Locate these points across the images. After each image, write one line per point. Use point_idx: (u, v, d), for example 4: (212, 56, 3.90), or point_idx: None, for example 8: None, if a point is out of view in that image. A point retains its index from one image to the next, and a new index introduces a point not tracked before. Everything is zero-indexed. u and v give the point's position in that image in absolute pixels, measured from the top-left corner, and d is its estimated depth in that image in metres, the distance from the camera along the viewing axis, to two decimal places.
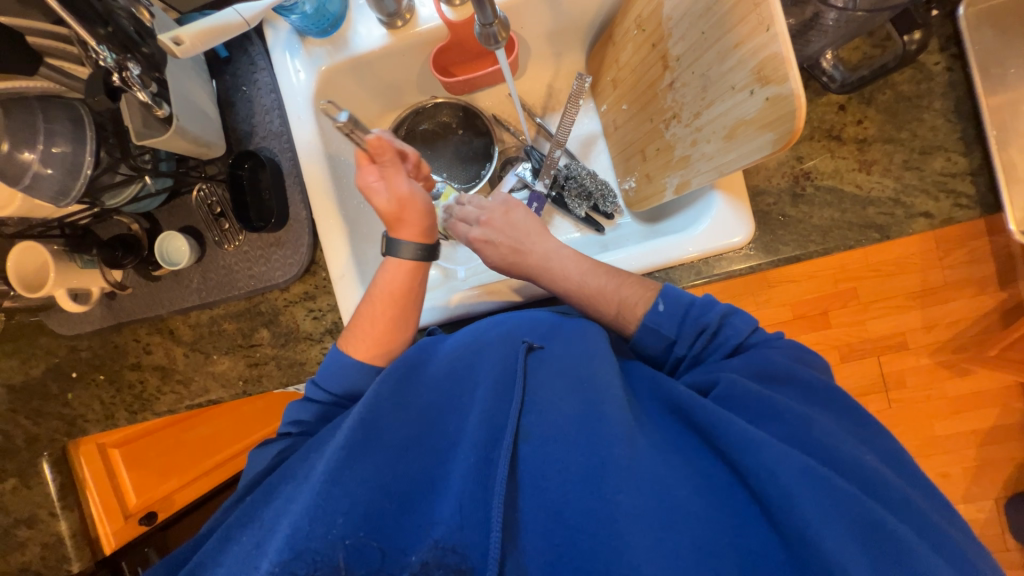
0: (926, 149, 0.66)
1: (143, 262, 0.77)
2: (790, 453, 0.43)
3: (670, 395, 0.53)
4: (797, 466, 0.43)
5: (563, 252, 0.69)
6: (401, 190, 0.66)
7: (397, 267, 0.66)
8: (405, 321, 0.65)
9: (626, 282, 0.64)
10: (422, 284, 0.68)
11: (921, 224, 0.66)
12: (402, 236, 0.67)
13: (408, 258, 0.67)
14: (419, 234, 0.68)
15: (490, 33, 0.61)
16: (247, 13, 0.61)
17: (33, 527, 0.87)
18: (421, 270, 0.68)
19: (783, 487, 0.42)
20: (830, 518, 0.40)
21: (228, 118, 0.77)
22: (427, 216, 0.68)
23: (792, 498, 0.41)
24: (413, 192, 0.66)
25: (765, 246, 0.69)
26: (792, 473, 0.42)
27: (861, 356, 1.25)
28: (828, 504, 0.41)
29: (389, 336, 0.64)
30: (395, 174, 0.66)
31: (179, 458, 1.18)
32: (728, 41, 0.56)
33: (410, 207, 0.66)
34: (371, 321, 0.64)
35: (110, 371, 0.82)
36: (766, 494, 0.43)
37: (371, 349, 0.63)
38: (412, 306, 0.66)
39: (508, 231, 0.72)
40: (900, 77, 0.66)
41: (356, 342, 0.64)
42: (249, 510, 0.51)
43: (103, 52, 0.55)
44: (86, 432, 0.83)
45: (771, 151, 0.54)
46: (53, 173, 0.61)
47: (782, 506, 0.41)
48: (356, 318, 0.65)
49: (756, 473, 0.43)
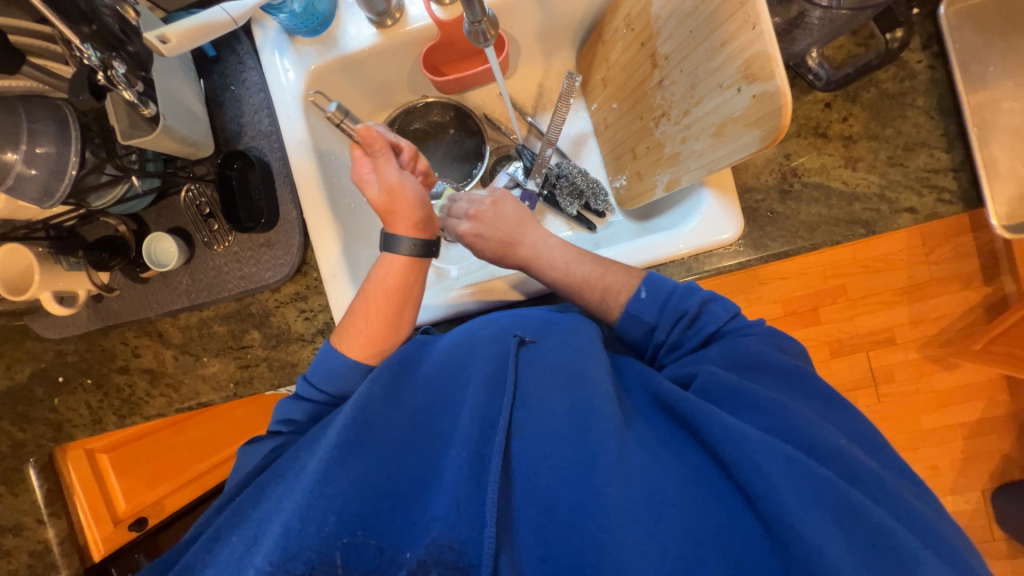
0: (910, 146, 0.67)
1: (130, 264, 0.76)
2: (770, 445, 0.44)
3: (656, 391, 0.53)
4: (782, 462, 0.43)
5: (550, 245, 0.69)
6: (391, 180, 0.66)
7: (392, 263, 0.66)
8: (399, 319, 0.65)
9: (617, 273, 0.64)
10: (418, 279, 0.67)
11: (906, 219, 0.67)
12: (399, 229, 0.67)
13: (403, 254, 0.66)
14: (413, 226, 0.67)
15: (479, 30, 0.61)
16: (235, 12, 0.60)
17: (19, 534, 0.85)
18: (418, 266, 0.67)
19: (768, 478, 0.42)
20: (819, 508, 0.41)
21: (216, 117, 0.77)
22: (421, 208, 0.67)
23: (775, 487, 0.42)
24: (401, 181, 0.66)
25: (754, 243, 0.69)
26: (780, 465, 0.43)
27: (851, 352, 1.27)
28: (817, 494, 0.42)
29: (384, 332, 0.64)
30: (386, 163, 0.66)
31: (171, 462, 1.17)
32: (715, 39, 0.57)
33: (401, 197, 0.66)
34: (365, 318, 0.64)
35: (98, 375, 0.81)
36: (752, 486, 0.43)
37: (364, 349, 0.63)
38: (408, 301, 0.66)
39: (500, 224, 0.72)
40: (883, 75, 0.68)
41: (350, 340, 0.63)
42: (237, 511, 0.51)
43: (88, 51, 0.53)
44: (73, 437, 0.82)
45: (759, 148, 0.55)
46: (37, 173, 0.60)
47: (764, 499, 0.42)
48: (351, 315, 0.65)
49: (741, 465, 0.44)
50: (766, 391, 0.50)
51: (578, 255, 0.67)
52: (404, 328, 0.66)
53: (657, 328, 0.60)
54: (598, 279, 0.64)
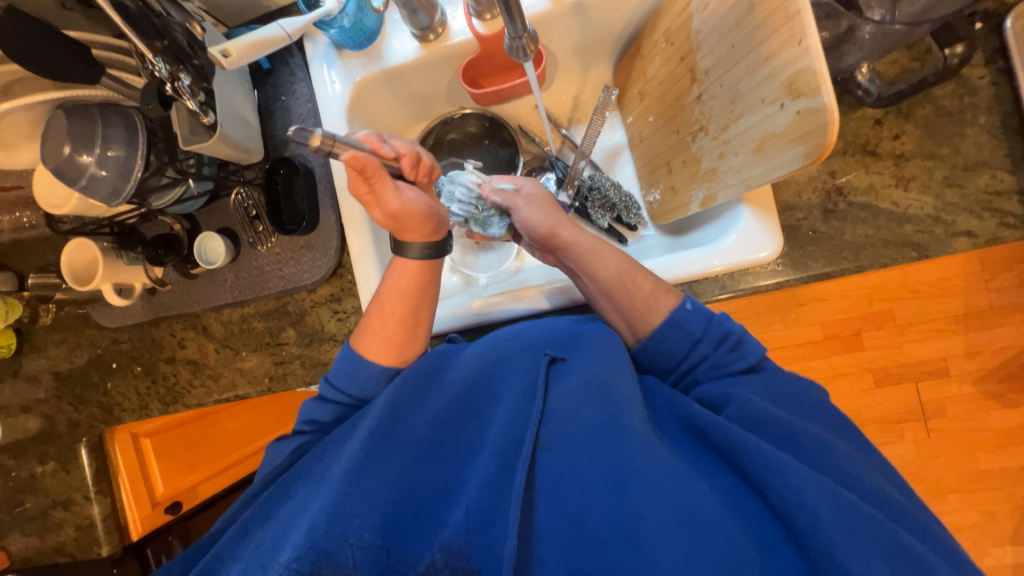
0: (969, 166, 0.63)
1: (182, 261, 0.81)
2: (815, 480, 0.43)
3: (686, 414, 0.52)
4: (830, 499, 0.42)
5: (584, 235, 0.68)
6: (394, 205, 0.61)
7: (404, 267, 0.66)
8: (416, 319, 0.66)
9: (609, 258, 0.65)
10: (432, 280, 0.68)
11: (963, 243, 0.63)
12: (407, 238, 0.65)
13: (415, 258, 0.66)
14: (425, 235, 0.66)
15: (519, 46, 0.63)
16: (289, 28, 0.63)
17: (70, 509, 0.91)
18: (431, 268, 0.67)
19: (816, 512, 0.41)
20: (862, 548, 0.40)
21: (266, 126, 0.81)
22: (430, 221, 0.64)
23: (820, 519, 0.41)
24: (406, 203, 0.61)
25: (794, 262, 0.67)
26: (822, 500, 0.42)
27: (897, 382, 1.19)
28: (859, 534, 0.41)
29: (401, 333, 0.64)
30: (384, 188, 0.60)
31: (206, 452, 1.24)
32: (759, 53, 0.56)
33: (409, 217, 0.62)
34: (381, 320, 0.65)
35: (146, 363, 0.86)
36: (792, 518, 0.42)
37: (381, 347, 0.64)
38: (422, 302, 0.66)
39: (533, 211, 0.71)
40: (941, 92, 0.64)
41: (367, 342, 0.64)
42: (264, 506, 0.53)
43: (158, 64, 0.58)
44: (122, 421, 0.87)
45: (803, 164, 0.53)
46: (107, 175, 0.66)
47: (807, 530, 0.41)
48: (366, 317, 0.66)
49: (786, 498, 0.43)
50: (811, 429, 0.49)
51: (586, 238, 0.67)
52: (422, 330, 0.67)
53: (701, 342, 0.58)
54: (611, 273, 0.63)
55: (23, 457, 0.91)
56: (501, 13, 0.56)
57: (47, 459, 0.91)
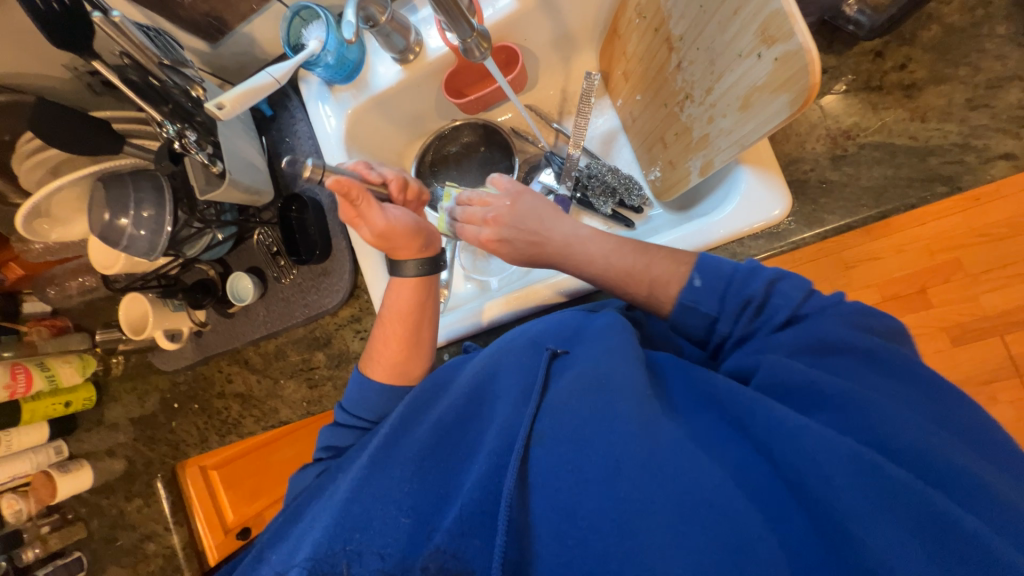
0: (994, 82, 0.58)
1: (220, 301, 0.89)
2: (833, 442, 0.41)
3: (708, 388, 0.51)
4: (850, 461, 0.40)
5: (580, 235, 0.68)
6: (380, 224, 0.65)
7: (402, 285, 0.69)
8: (417, 336, 0.68)
9: (655, 259, 0.62)
10: (429, 296, 0.70)
11: (1003, 167, 0.57)
12: (400, 256, 0.69)
13: (411, 275, 0.69)
14: (417, 251, 0.69)
15: (470, 46, 0.67)
16: (276, 74, 0.67)
17: (154, 540, 1.04)
18: (428, 284, 0.70)
19: (829, 479, 0.40)
20: (878, 517, 0.38)
21: (277, 167, 0.87)
22: (418, 236, 0.68)
23: (835, 486, 0.39)
24: (391, 220, 0.65)
25: (808, 217, 0.62)
26: (835, 462, 0.40)
27: (980, 335, 1.04)
28: (874, 499, 0.38)
29: (404, 353, 0.67)
30: (371, 210, 0.64)
31: (267, 480, 1.28)
32: (727, 9, 0.54)
33: (397, 235, 0.66)
34: (384, 341, 0.67)
35: (202, 400, 0.94)
36: (810, 486, 0.40)
37: (386, 370, 0.66)
38: (422, 320, 0.68)
39: (510, 230, 0.71)
40: (947, 10, 0.60)
41: (374, 364, 0.67)
42: (280, 530, 0.55)
43: (167, 126, 0.64)
44: (187, 455, 0.96)
45: (789, 114, 0.50)
46: (144, 234, 0.73)
47: (822, 501, 0.40)
48: (373, 338, 0.69)
49: (800, 463, 0.41)
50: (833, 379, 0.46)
51: (583, 230, 0.68)
52: (426, 344, 0.69)
53: (720, 320, 0.56)
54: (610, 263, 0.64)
55: (112, 495, 1.01)
56: (446, 20, 0.62)
57: (133, 496, 1.01)
